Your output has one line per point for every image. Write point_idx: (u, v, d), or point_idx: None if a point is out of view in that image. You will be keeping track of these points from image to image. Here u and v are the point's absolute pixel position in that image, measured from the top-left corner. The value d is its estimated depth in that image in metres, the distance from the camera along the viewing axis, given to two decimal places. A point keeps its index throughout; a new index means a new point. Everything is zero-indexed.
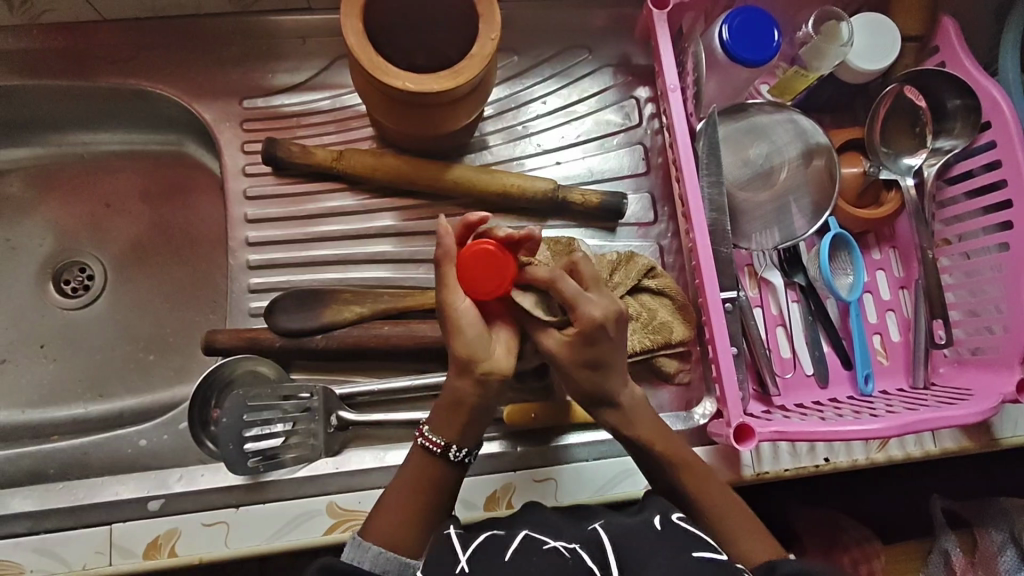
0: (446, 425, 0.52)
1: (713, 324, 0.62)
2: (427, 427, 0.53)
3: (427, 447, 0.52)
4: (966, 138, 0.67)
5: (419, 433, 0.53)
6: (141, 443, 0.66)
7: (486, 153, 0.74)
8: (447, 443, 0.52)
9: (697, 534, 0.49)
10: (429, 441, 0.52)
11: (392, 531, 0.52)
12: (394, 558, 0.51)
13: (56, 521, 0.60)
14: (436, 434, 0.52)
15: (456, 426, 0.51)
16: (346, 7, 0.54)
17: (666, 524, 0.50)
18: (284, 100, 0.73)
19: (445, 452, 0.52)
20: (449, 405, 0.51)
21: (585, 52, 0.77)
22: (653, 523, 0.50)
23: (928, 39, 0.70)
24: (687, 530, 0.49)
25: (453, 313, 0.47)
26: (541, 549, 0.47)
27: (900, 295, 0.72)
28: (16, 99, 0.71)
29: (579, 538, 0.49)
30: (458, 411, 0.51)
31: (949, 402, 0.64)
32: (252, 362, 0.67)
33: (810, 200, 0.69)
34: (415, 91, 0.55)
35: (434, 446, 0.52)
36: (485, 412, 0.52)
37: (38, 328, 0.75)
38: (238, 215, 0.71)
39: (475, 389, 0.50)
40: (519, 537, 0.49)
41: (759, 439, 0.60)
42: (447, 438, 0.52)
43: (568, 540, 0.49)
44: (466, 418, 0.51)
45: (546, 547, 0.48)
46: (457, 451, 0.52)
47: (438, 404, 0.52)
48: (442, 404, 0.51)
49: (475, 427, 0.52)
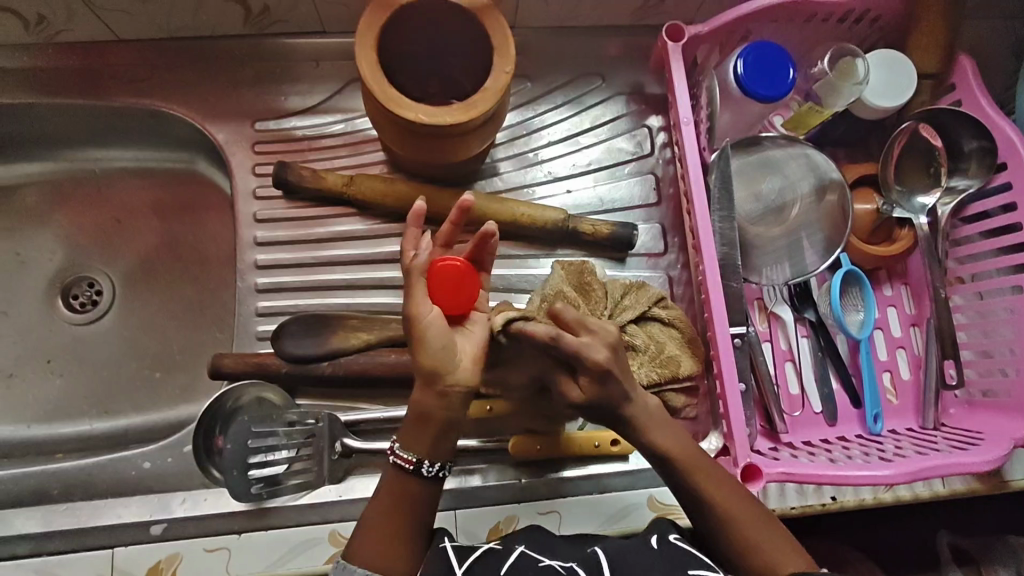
0: (416, 438, 0.50)
1: (722, 360, 0.62)
2: (396, 442, 0.51)
3: (397, 463, 0.51)
4: (981, 179, 0.66)
5: (390, 451, 0.52)
6: (145, 466, 0.65)
7: (497, 180, 0.74)
8: (418, 458, 0.50)
9: (694, 552, 0.51)
10: (401, 458, 0.51)
11: (374, 552, 0.49)
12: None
13: (58, 543, 0.60)
14: (407, 450, 0.50)
15: (427, 440, 0.50)
16: (361, 36, 0.54)
17: (663, 544, 0.53)
18: (296, 123, 0.73)
19: (418, 468, 0.50)
20: (416, 418, 0.50)
21: (598, 80, 0.77)
22: (651, 541, 0.53)
23: (946, 76, 0.69)
24: (683, 549, 0.52)
25: (418, 320, 0.47)
26: (538, 566, 0.50)
27: (910, 332, 0.72)
28: (30, 117, 0.72)
29: (575, 558, 0.52)
30: (426, 424, 0.49)
31: (959, 446, 0.63)
32: (259, 389, 0.67)
33: (822, 236, 0.69)
34: (428, 123, 0.55)
35: (407, 463, 0.50)
36: (453, 426, 0.50)
37: (45, 343, 0.75)
38: (248, 237, 0.71)
39: (440, 400, 0.49)
40: (515, 552, 0.52)
41: (766, 479, 0.59)
42: (418, 454, 0.50)
43: (565, 559, 0.52)
44: (435, 430, 0.50)
45: (542, 564, 0.50)
46: (431, 466, 0.50)
47: (408, 420, 0.51)
48: (410, 415, 0.50)
49: (440, 441, 0.50)
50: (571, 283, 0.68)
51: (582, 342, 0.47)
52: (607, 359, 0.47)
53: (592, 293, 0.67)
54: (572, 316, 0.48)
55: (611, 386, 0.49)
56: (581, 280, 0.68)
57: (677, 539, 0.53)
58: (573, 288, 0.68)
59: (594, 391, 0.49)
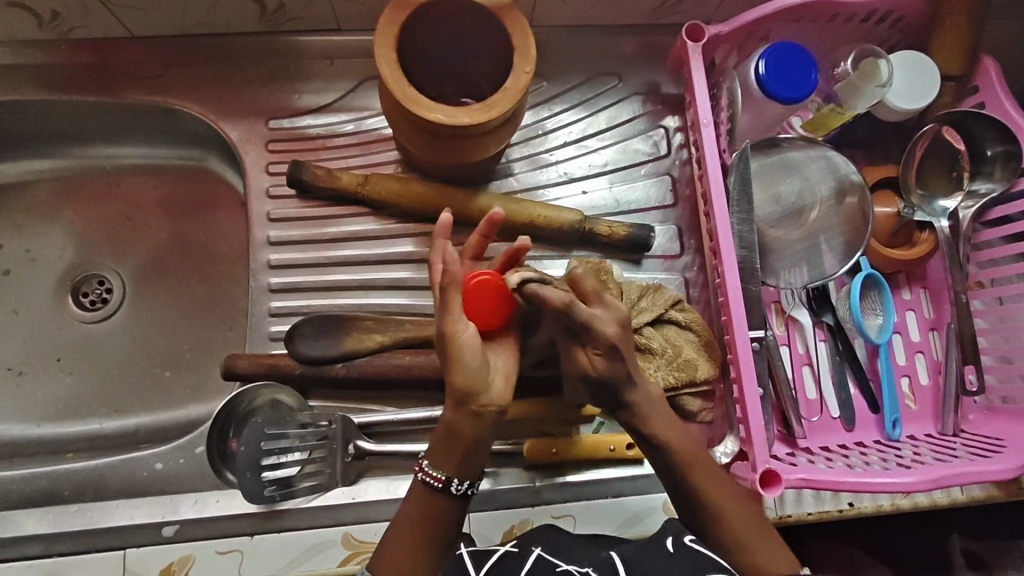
0: (445, 459, 0.49)
1: (740, 364, 0.61)
2: (425, 460, 0.50)
3: (427, 482, 0.50)
4: (1004, 183, 0.66)
5: (418, 467, 0.51)
6: (156, 466, 0.65)
7: (511, 180, 0.73)
8: (449, 476, 0.49)
9: (712, 557, 0.49)
10: (429, 476, 0.50)
11: (396, 562, 0.49)
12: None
13: (70, 544, 0.59)
14: (436, 468, 0.49)
15: (456, 460, 0.49)
16: (380, 35, 0.53)
17: (680, 547, 0.50)
18: (309, 122, 0.73)
19: (447, 486, 0.49)
20: (446, 437, 0.48)
21: (614, 80, 0.76)
22: (667, 544, 0.50)
23: (969, 78, 0.68)
24: (700, 553, 0.49)
25: (455, 340, 0.45)
26: (554, 570, 0.49)
27: (929, 337, 0.71)
28: (42, 113, 0.71)
29: (592, 562, 0.50)
30: (457, 444, 0.48)
31: (980, 453, 0.63)
32: (272, 391, 0.66)
33: (842, 239, 0.68)
34: (447, 124, 0.54)
35: (436, 481, 0.49)
36: (484, 446, 0.49)
37: (56, 341, 0.75)
38: (260, 236, 0.70)
39: (472, 420, 0.47)
40: (533, 556, 0.51)
41: (785, 485, 0.58)
42: (448, 473, 0.49)
43: (582, 564, 0.50)
44: (467, 450, 0.48)
45: (558, 568, 0.49)
46: (459, 484, 0.50)
47: (434, 437, 0.50)
48: (439, 433, 0.49)
49: (472, 460, 0.49)
50: (586, 277, 0.66)
51: (594, 314, 0.46)
52: (617, 334, 0.47)
53: (609, 288, 0.66)
54: (588, 283, 0.47)
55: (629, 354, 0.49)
56: (599, 278, 0.66)
57: (693, 542, 0.50)
58: (590, 282, 0.66)
59: (604, 365, 0.48)
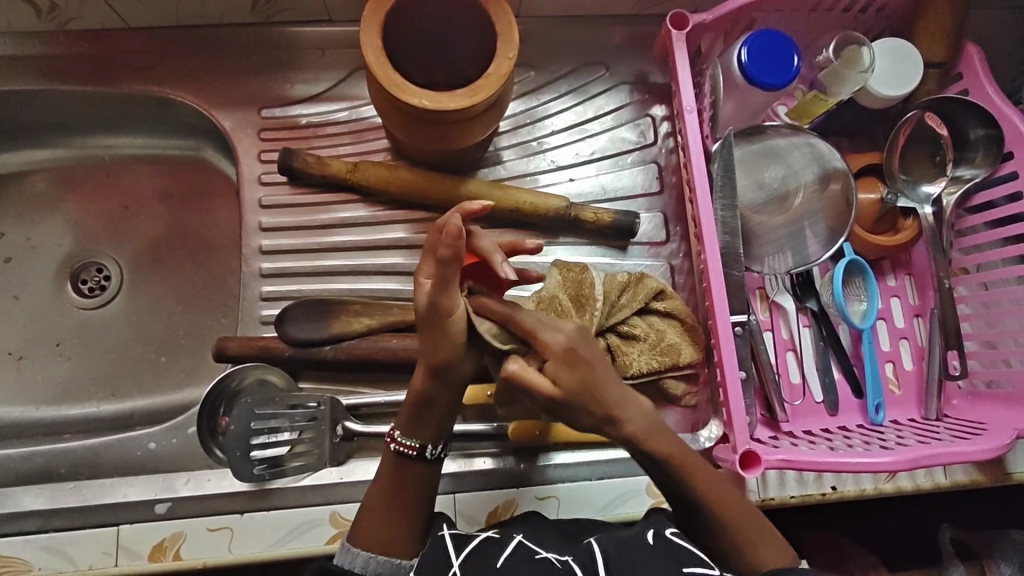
0: (418, 427, 0.52)
1: (722, 348, 0.61)
2: (396, 431, 0.53)
3: (400, 451, 0.53)
4: (987, 168, 0.66)
5: (390, 438, 0.53)
6: (150, 446, 0.66)
7: (500, 168, 0.74)
8: (422, 444, 0.52)
9: (688, 548, 0.50)
10: (402, 446, 0.52)
11: (376, 533, 0.52)
12: (385, 561, 0.51)
13: (65, 521, 0.61)
14: (409, 437, 0.52)
15: (430, 427, 0.52)
16: (365, 23, 0.54)
17: (658, 538, 0.51)
18: (301, 110, 0.74)
19: (422, 452, 0.52)
20: (416, 406, 0.51)
21: (602, 69, 0.77)
22: (647, 537, 0.51)
23: (952, 65, 0.69)
24: (676, 544, 0.50)
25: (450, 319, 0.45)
26: (533, 558, 0.49)
27: (914, 323, 0.71)
28: (41, 103, 0.73)
29: (572, 551, 0.51)
30: (428, 412, 0.51)
31: (962, 436, 0.63)
32: (261, 370, 0.67)
33: (825, 225, 0.69)
34: (431, 109, 0.56)
35: (410, 449, 0.52)
36: (452, 413, 0.52)
37: (55, 326, 0.76)
38: (253, 223, 0.72)
39: (442, 388, 0.50)
40: (513, 543, 0.51)
41: (765, 466, 0.59)
42: (420, 440, 0.52)
43: (561, 552, 0.51)
44: (438, 418, 0.51)
45: (538, 556, 0.50)
46: (433, 449, 0.53)
47: (405, 407, 0.53)
48: (409, 404, 0.52)
49: (441, 426, 0.52)
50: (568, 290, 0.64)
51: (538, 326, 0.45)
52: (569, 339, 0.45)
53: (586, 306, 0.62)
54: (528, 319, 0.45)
55: (578, 364, 0.45)
56: (579, 292, 0.64)
57: (671, 533, 0.52)
58: (569, 300, 0.63)
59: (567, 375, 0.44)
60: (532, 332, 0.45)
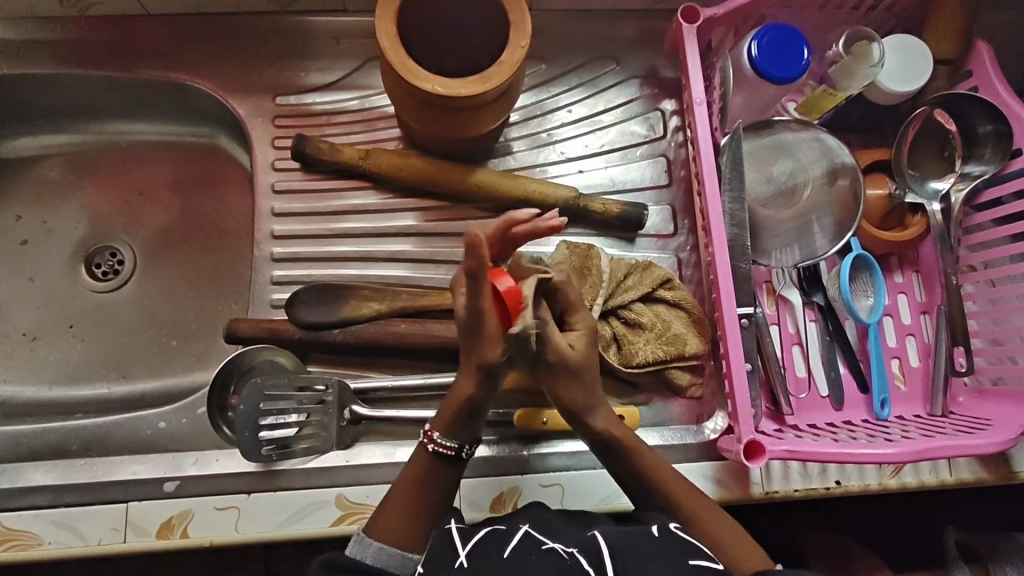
0: (456, 428, 0.53)
1: (728, 340, 0.61)
2: (434, 432, 0.53)
3: (439, 451, 0.53)
4: (996, 165, 0.67)
5: (427, 439, 0.53)
6: (160, 425, 0.67)
7: (510, 159, 0.75)
8: (461, 445, 0.53)
9: (694, 542, 0.50)
10: (441, 446, 0.53)
11: (393, 525, 0.52)
12: (396, 554, 0.52)
13: (75, 496, 0.62)
14: (447, 438, 0.53)
15: (468, 430, 0.53)
16: (381, 10, 0.55)
17: (664, 531, 0.50)
18: (315, 99, 0.75)
19: (458, 453, 0.54)
20: (458, 409, 0.52)
21: (612, 63, 0.77)
22: (652, 529, 0.50)
23: (962, 62, 0.70)
24: (683, 538, 0.50)
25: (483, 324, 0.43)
26: (540, 548, 0.48)
27: (920, 320, 0.71)
28: (59, 88, 0.74)
29: (577, 542, 0.49)
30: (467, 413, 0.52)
31: (967, 431, 0.63)
32: (271, 352, 0.68)
33: (832, 220, 0.69)
34: (444, 95, 0.56)
35: (449, 449, 0.53)
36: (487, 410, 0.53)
37: (68, 307, 0.77)
38: (265, 208, 0.73)
39: (486, 390, 0.50)
40: (518, 535, 0.50)
41: (769, 457, 0.59)
42: (459, 442, 0.53)
43: (567, 543, 0.49)
44: (476, 419, 0.53)
45: (544, 546, 0.49)
46: (469, 449, 0.54)
47: (444, 410, 0.53)
48: (451, 409, 0.52)
49: (477, 427, 0.54)
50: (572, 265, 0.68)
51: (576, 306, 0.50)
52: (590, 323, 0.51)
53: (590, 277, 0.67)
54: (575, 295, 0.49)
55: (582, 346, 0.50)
56: (583, 262, 0.68)
57: (676, 528, 0.51)
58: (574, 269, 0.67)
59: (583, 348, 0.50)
60: (573, 308, 0.50)
